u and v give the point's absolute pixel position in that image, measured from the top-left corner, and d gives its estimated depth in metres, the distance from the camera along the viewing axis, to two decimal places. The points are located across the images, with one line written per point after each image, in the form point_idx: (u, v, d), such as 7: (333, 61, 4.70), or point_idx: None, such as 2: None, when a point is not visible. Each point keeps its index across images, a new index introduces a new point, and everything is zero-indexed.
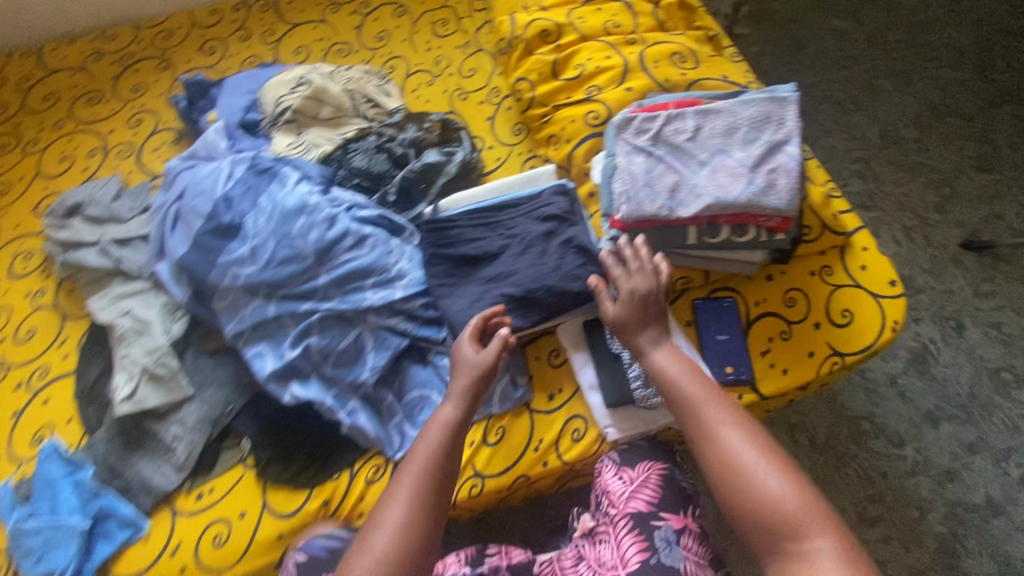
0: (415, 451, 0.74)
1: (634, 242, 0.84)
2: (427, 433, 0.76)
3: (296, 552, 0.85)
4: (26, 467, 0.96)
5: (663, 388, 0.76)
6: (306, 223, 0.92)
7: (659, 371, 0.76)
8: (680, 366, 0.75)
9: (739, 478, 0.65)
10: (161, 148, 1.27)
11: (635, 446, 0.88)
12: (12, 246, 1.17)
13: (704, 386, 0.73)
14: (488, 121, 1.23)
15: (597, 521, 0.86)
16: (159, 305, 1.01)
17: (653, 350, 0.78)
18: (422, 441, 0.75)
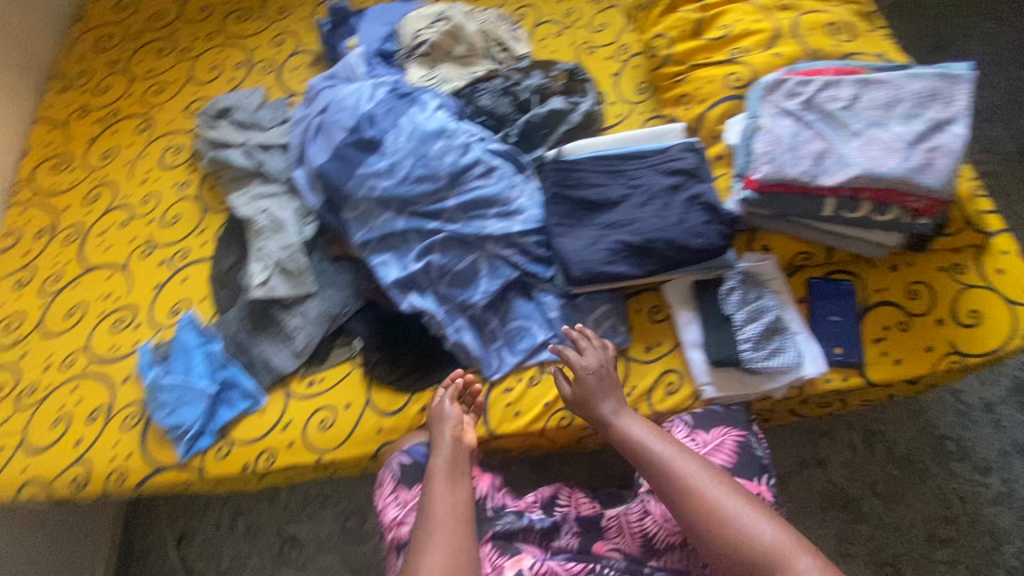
0: (430, 501, 0.77)
1: (578, 327, 0.93)
2: (433, 475, 0.81)
3: (400, 454, 0.93)
4: (163, 334, 1.06)
5: (634, 461, 0.79)
6: (443, 147, 0.97)
7: (628, 443, 0.80)
8: (640, 433, 0.80)
9: (726, 526, 0.69)
10: (300, 69, 1.34)
11: (710, 412, 0.89)
12: (163, 141, 1.27)
13: (664, 440, 0.79)
14: (613, 77, 1.23)
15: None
16: (293, 207, 1.09)
17: (616, 419, 0.83)
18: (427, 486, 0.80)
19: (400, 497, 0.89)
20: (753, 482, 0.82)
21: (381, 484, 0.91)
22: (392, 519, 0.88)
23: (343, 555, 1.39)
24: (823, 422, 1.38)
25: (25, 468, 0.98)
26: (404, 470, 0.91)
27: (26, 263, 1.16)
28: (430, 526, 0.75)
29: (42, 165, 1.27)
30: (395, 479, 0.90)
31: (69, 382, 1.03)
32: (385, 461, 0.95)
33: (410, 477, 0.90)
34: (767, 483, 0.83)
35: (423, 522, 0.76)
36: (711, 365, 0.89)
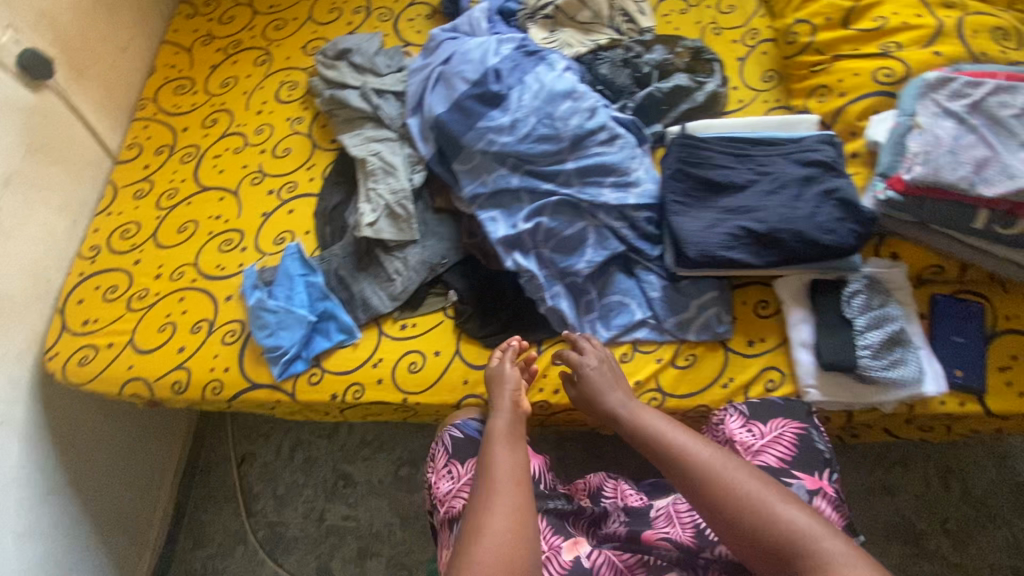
0: (489, 462, 0.76)
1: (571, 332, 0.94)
2: (494, 437, 0.81)
3: (453, 428, 0.92)
4: (268, 260, 1.09)
5: (647, 455, 0.77)
6: (570, 108, 0.96)
7: (636, 436, 0.78)
8: (649, 425, 0.78)
9: (746, 514, 0.64)
10: (416, 20, 1.33)
11: (767, 404, 0.85)
12: (280, 75, 1.30)
13: (676, 428, 0.76)
14: (738, 61, 1.18)
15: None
16: (403, 154, 1.10)
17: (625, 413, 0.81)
18: (488, 446, 0.80)
19: (453, 471, 0.89)
20: (814, 477, 0.77)
21: (434, 457, 0.91)
22: (445, 492, 0.88)
23: (392, 501, 1.42)
24: (897, 450, 1.32)
25: (130, 366, 1.03)
26: (457, 443, 0.91)
27: (146, 176, 1.21)
28: (490, 483, 0.74)
29: (165, 85, 1.32)
30: (449, 453, 0.90)
31: (177, 292, 1.08)
32: (438, 436, 0.94)
33: (463, 452, 0.90)
34: (829, 478, 0.77)
35: (481, 482, 0.75)
36: (821, 368, 0.86)
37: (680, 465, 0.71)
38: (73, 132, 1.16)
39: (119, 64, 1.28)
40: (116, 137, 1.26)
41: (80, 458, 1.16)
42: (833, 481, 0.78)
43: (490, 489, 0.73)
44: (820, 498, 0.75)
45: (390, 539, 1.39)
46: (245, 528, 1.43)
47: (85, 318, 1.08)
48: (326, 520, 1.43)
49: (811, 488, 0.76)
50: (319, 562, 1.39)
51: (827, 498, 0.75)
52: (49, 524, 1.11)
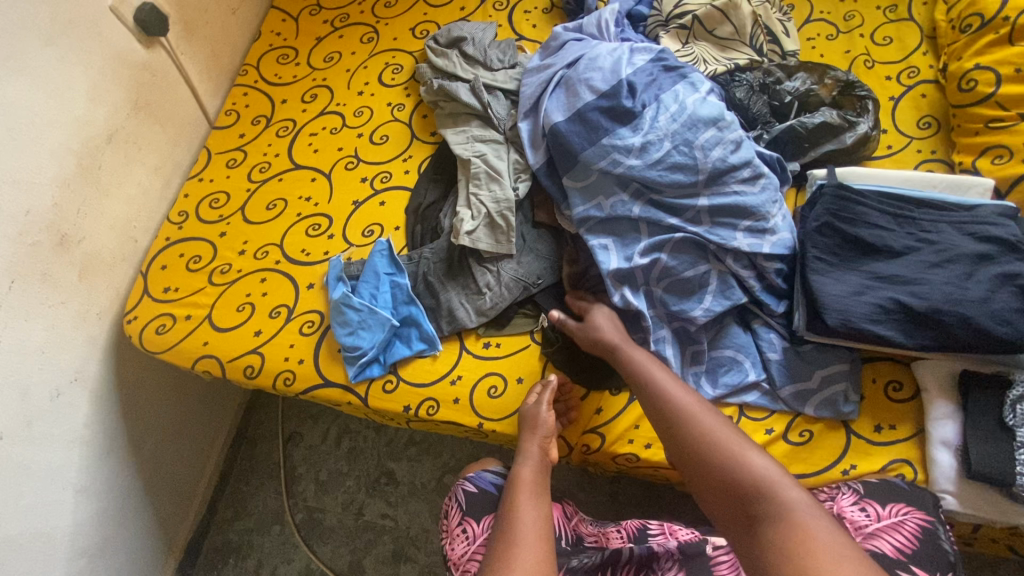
0: (514, 515, 0.75)
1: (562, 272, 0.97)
2: (519, 488, 0.80)
3: (467, 482, 0.92)
4: (354, 252, 1.04)
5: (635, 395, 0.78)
6: (713, 138, 0.86)
7: (629, 371, 0.80)
8: (641, 360, 0.79)
9: (712, 456, 0.65)
10: (534, 12, 1.25)
11: (887, 485, 0.78)
12: (386, 56, 1.24)
13: (666, 373, 0.77)
14: (891, 101, 1.05)
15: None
16: (510, 160, 1.02)
17: (617, 346, 0.83)
18: (513, 498, 0.78)
19: (468, 531, 0.87)
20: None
21: (449, 516, 0.90)
22: (459, 555, 0.86)
23: (433, 508, 1.37)
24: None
25: (205, 342, 1.00)
26: (470, 497, 0.90)
27: (240, 146, 1.18)
28: (513, 537, 0.71)
29: (268, 52, 1.28)
30: (462, 510, 0.89)
31: (259, 272, 1.05)
32: (451, 492, 0.94)
33: (476, 508, 0.89)
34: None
35: (503, 537, 0.72)
36: (964, 475, 0.75)
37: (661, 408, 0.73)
38: (177, 93, 1.13)
39: (227, 26, 1.25)
40: (215, 101, 1.24)
41: (141, 420, 1.15)
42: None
43: (511, 544, 0.70)
44: None
45: (426, 547, 1.34)
46: (284, 508, 1.41)
47: (166, 286, 1.06)
48: (364, 515, 1.39)
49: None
50: (352, 557, 1.35)
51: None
52: (105, 484, 1.10)
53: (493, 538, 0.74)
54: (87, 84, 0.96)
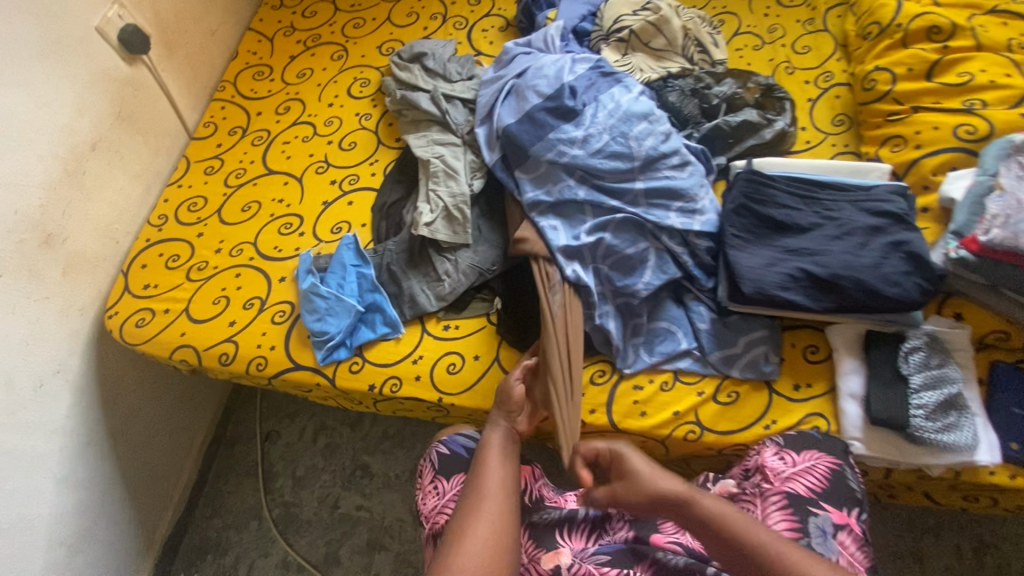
0: (481, 471, 0.82)
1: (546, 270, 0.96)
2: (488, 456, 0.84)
3: (440, 444, 0.97)
4: (323, 247, 1.12)
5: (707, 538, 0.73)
6: (645, 130, 0.97)
7: (704, 517, 0.73)
8: (711, 509, 0.74)
9: None
10: (490, 31, 1.36)
11: (803, 436, 0.85)
12: (355, 72, 1.34)
13: (739, 518, 0.72)
14: (809, 102, 1.17)
15: (741, 489, 0.85)
16: (467, 160, 1.12)
17: (680, 493, 0.76)
18: (484, 463, 0.84)
19: (439, 487, 0.94)
20: (842, 512, 0.79)
21: (422, 473, 0.96)
22: (430, 508, 0.93)
23: (406, 498, 1.42)
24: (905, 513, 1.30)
25: (183, 333, 1.07)
26: (442, 459, 0.96)
27: (217, 154, 1.27)
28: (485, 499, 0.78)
29: (245, 70, 1.38)
30: (435, 469, 0.95)
31: (234, 268, 1.12)
32: (426, 453, 0.99)
33: (449, 467, 0.95)
34: (858, 517, 0.79)
35: (476, 492, 0.80)
36: (868, 422, 0.83)
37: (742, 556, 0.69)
38: (158, 106, 1.22)
39: (206, 46, 1.34)
40: (194, 115, 1.33)
41: (121, 415, 1.21)
42: (861, 521, 0.80)
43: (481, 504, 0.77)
44: (844, 534, 0.77)
45: (400, 536, 1.39)
46: (262, 504, 1.45)
47: (146, 283, 1.13)
48: (339, 507, 1.44)
49: (836, 523, 0.78)
50: (328, 548, 1.40)
51: (852, 535, 0.77)
52: (85, 476, 1.15)
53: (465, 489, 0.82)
54: (74, 97, 1.05)
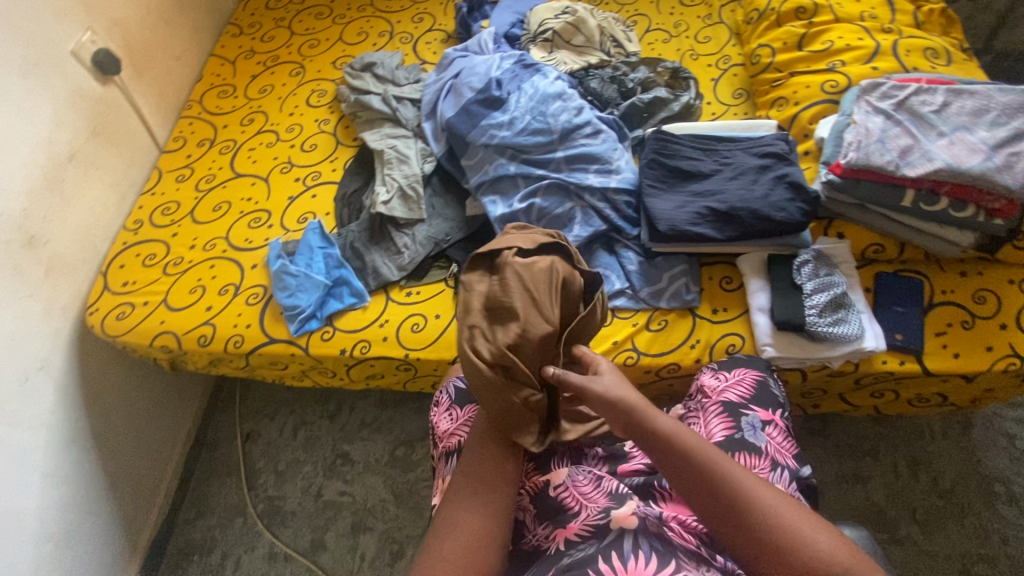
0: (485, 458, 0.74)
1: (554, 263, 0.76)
2: (487, 461, 0.73)
3: (457, 379, 0.95)
4: (290, 236, 1.23)
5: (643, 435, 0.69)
6: (560, 107, 1.13)
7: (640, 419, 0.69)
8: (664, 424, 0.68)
9: (718, 483, 0.64)
10: (433, 42, 1.51)
11: (733, 360, 0.95)
12: (313, 85, 1.48)
13: (690, 433, 0.68)
14: (713, 81, 1.33)
15: (687, 409, 0.92)
16: (417, 148, 1.26)
17: (638, 412, 0.69)
18: (483, 468, 0.73)
19: (453, 413, 0.91)
20: (768, 411, 0.85)
21: (438, 402, 0.93)
22: (444, 430, 0.90)
23: (387, 479, 1.43)
24: (867, 441, 1.36)
25: (162, 321, 1.16)
26: (459, 392, 0.93)
27: (187, 164, 1.38)
28: (482, 495, 0.70)
29: (210, 90, 1.51)
30: (451, 400, 0.92)
31: (209, 260, 1.22)
32: (441, 388, 0.97)
33: (464, 398, 0.92)
34: (781, 415, 0.85)
35: (475, 484, 0.71)
36: (775, 328, 0.97)
37: (688, 472, 0.66)
38: (130, 123, 1.34)
39: (173, 70, 1.48)
40: (164, 131, 1.45)
41: (104, 412, 1.27)
42: (785, 419, 0.86)
43: (477, 497, 0.70)
44: (771, 427, 0.83)
45: (383, 515, 1.40)
46: (246, 501, 1.45)
47: (125, 281, 1.22)
48: (323, 495, 1.44)
49: (764, 419, 0.84)
50: (313, 535, 1.40)
51: (778, 428, 0.83)
52: (70, 470, 1.20)
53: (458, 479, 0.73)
54: (52, 112, 1.16)
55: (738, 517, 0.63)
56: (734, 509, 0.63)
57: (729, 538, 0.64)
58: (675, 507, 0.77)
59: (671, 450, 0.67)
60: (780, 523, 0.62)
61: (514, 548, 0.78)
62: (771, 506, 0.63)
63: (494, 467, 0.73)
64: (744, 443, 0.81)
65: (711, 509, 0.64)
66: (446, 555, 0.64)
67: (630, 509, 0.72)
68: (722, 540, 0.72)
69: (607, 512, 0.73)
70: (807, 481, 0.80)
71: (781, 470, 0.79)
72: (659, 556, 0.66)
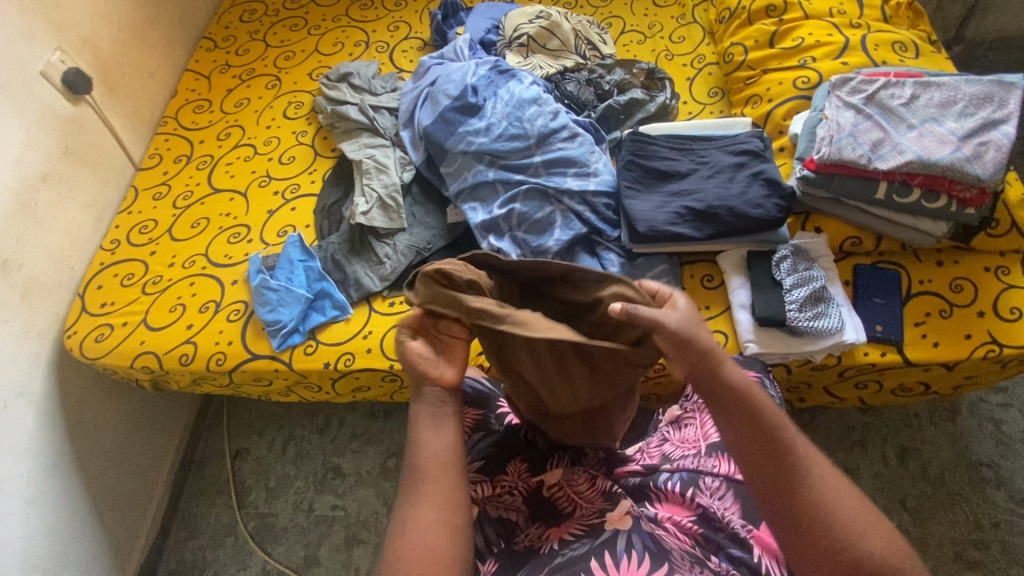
0: (417, 448, 0.63)
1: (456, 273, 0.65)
2: (424, 445, 0.63)
3: None
4: (270, 250, 1.22)
5: (715, 387, 0.65)
6: (536, 112, 1.13)
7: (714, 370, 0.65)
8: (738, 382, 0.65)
9: (783, 452, 0.62)
10: (410, 51, 1.51)
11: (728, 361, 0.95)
12: (289, 97, 1.47)
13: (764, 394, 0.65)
14: (688, 81, 1.34)
15: (683, 409, 0.89)
16: (396, 157, 1.25)
17: (714, 363, 0.65)
18: (423, 454, 0.63)
19: None
20: None
21: None
22: None
23: (379, 491, 1.41)
24: (857, 431, 1.37)
25: (142, 341, 1.14)
26: None
27: (164, 181, 1.37)
28: (427, 485, 0.61)
29: (185, 106, 1.50)
30: None
31: (188, 278, 1.21)
32: None
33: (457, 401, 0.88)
34: None
35: (418, 474, 0.62)
36: (757, 325, 0.97)
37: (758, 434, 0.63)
38: (104, 142, 1.33)
39: (146, 87, 1.47)
40: (139, 149, 1.44)
41: (87, 436, 1.26)
42: None
43: (424, 487, 0.61)
44: None
45: (376, 528, 1.38)
46: (237, 519, 1.42)
47: (103, 301, 1.21)
48: (315, 509, 1.42)
49: None
50: (306, 551, 1.37)
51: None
52: (54, 497, 1.19)
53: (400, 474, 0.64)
54: (22, 134, 1.15)
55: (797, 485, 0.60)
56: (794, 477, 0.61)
57: (780, 508, 0.61)
58: (671, 508, 0.76)
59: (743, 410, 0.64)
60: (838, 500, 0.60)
61: (502, 547, 0.76)
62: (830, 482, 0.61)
63: (434, 448, 0.63)
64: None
65: (771, 474, 0.62)
66: (406, 559, 0.57)
67: (626, 509, 0.71)
68: (718, 542, 0.72)
69: (603, 512, 0.72)
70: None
71: None
72: (652, 558, 0.65)
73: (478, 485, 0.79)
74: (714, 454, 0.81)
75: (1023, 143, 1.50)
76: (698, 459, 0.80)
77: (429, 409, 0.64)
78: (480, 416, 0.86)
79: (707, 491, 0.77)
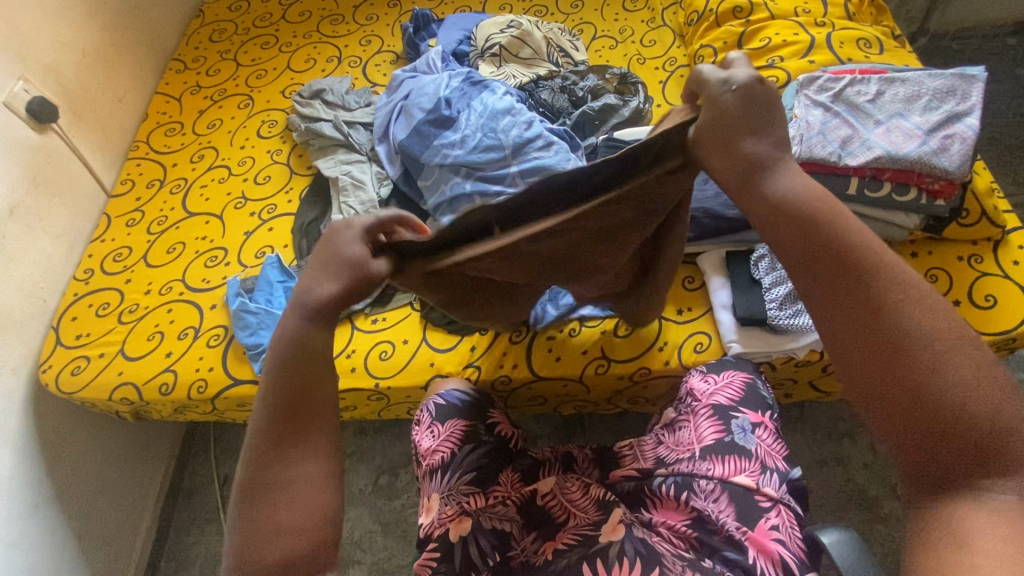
0: (283, 397, 0.58)
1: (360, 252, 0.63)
2: (305, 393, 0.59)
3: (436, 397, 0.92)
4: (249, 272, 1.20)
5: (776, 209, 0.56)
6: (510, 122, 1.13)
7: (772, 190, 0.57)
8: (804, 198, 0.56)
9: (862, 287, 0.51)
10: (383, 64, 1.50)
11: (719, 361, 0.93)
12: (263, 115, 1.45)
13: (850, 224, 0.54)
14: (661, 84, 1.35)
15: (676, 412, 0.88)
16: (372, 173, 1.25)
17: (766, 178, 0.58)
18: (303, 405, 0.58)
19: (434, 428, 0.87)
20: (758, 413, 0.83)
21: (418, 421, 0.90)
22: (426, 447, 0.86)
23: (373, 509, 1.37)
24: None
25: (120, 371, 1.12)
26: (440, 409, 0.89)
27: (138, 208, 1.36)
28: (307, 440, 0.58)
29: (158, 129, 1.48)
30: (432, 417, 0.89)
31: (165, 304, 1.19)
32: (421, 407, 0.93)
33: (445, 415, 0.88)
34: (771, 416, 0.84)
35: (300, 427, 0.58)
36: (739, 324, 0.97)
37: (825, 266, 0.53)
38: (74, 170, 1.31)
39: (115, 112, 1.45)
40: (111, 175, 1.42)
41: (68, 470, 1.23)
42: (774, 421, 0.84)
43: (305, 443, 0.57)
44: (761, 430, 0.81)
45: (371, 547, 1.34)
46: None
47: (78, 333, 1.18)
48: None
49: (753, 422, 0.82)
50: None
51: (768, 431, 0.82)
52: (36, 536, 1.16)
53: (265, 419, 0.58)
54: None
55: (874, 325, 0.50)
56: (869, 315, 0.50)
57: (843, 344, 0.51)
58: (665, 514, 0.74)
59: (815, 237, 0.54)
60: (927, 343, 0.48)
61: (497, 561, 0.71)
62: (928, 327, 0.48)
63: (316, 398, 0.59)
64: (734, 447, 0.79)
65: (833, 300, 0.52)
66: (284, 527, 0.53)
67: (618, 517, 0.68)
68: (713, 545, 0.69)
69: (597, 523, 0.70)
70: (797, 483, 0.78)
71: (771, 473, 0.76)
72: (645, 562, 0.63)
73: (471, 497, 0.78)
74: (708, 456, 0.79)
75: (991, 130, 1.53)
76: (692, 463, 0.79)
77: (308, 348, 0.60)
78: (468, 427, 0.86)
79: (702, 495, 0.74)
